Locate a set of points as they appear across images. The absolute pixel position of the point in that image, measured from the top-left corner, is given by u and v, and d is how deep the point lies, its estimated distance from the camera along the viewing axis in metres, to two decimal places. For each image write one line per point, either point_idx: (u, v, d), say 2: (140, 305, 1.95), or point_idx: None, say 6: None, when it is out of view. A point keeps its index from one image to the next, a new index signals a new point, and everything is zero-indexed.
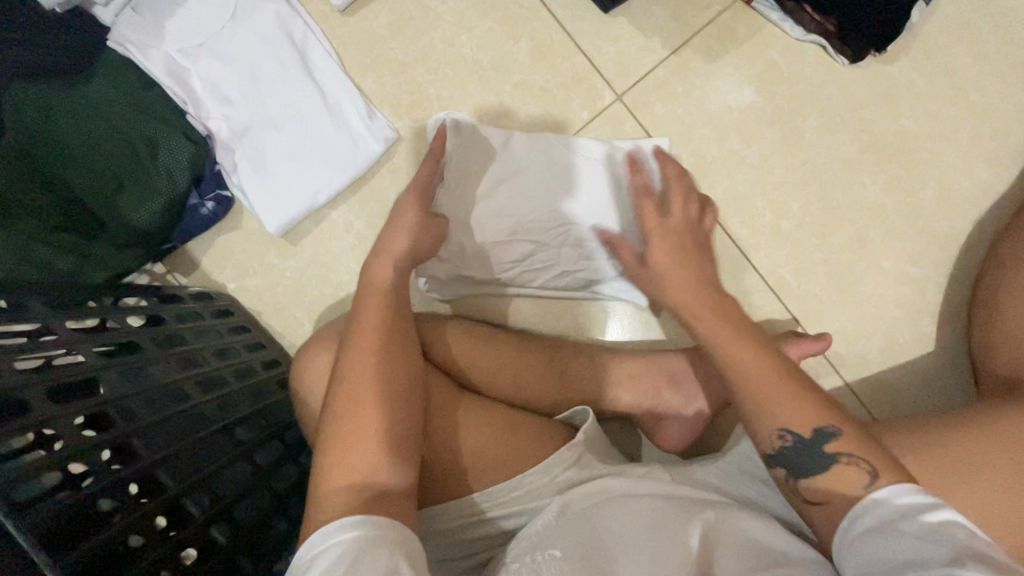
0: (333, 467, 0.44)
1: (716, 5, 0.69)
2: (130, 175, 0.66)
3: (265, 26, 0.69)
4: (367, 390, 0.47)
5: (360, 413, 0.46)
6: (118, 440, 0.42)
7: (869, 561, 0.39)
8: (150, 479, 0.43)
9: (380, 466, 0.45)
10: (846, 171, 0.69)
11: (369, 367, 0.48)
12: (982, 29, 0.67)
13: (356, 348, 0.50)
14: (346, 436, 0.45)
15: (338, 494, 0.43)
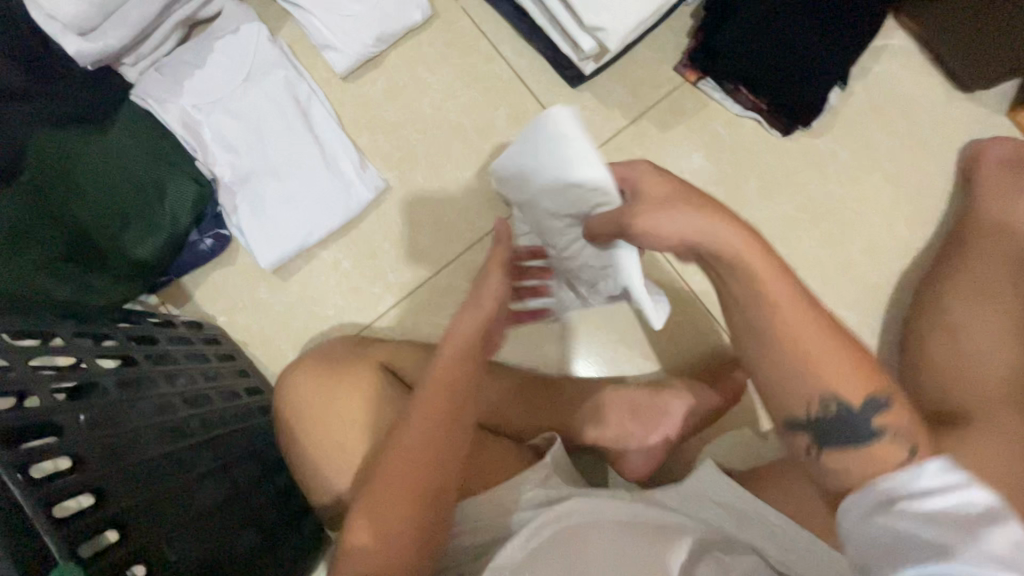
0: (359, 526, 0.48)
1: (668, 85, 0.80)
2: (136, 211, 0.72)
3: (274, 88, 0.78)
4: (410, 458, 0.50)
5: (399, 477, 0.49)
6: (115, 438, 0.44)
7: (875, 538, 0.40)
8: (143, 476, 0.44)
9: (400, 534, 0.48)
10: (784, 227, 0.78)
11: (421, 438, 0.50)
12: (890, 112, 0.79)
13: (418, 414, 0.52)
14: (375, 499, 0.49)
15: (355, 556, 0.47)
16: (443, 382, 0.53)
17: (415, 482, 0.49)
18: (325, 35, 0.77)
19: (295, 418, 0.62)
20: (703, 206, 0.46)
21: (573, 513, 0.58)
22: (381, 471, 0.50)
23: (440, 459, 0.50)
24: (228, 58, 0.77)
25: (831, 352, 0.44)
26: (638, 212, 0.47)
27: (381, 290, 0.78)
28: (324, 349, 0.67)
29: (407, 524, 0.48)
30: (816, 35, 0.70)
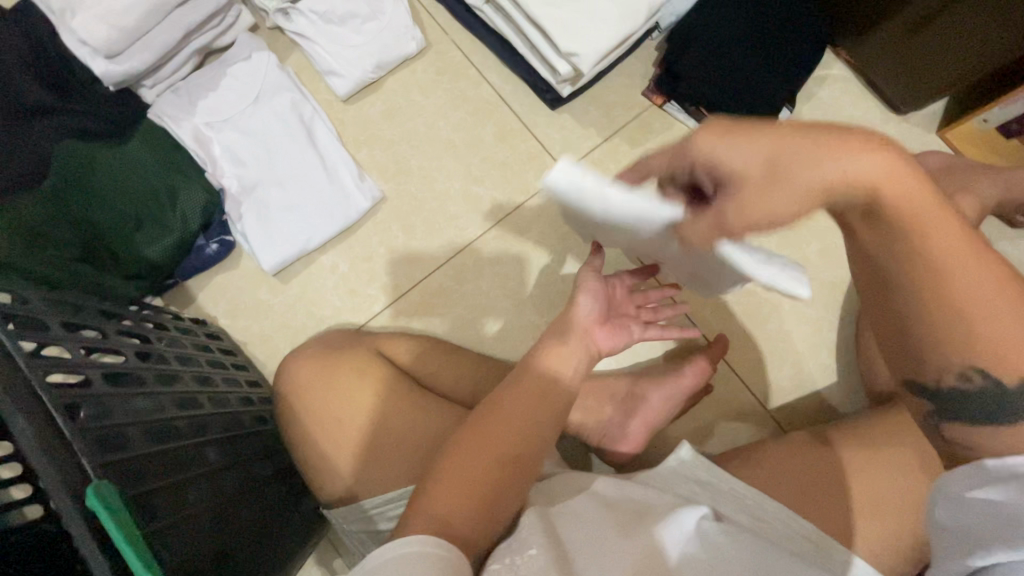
0: (432, 499, 0.54)
1: (638, 107, 0.90)
2: (149, 216, 0.77)
3: (281, 108, 0.85)
4: (485, 451, 0.58)
5: (474, 467, 0.57)
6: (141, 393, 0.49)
7: (972, 515, 0.40)
8: (166, 428, 0.50)
9: (469, 513, 0.54)
10: (746, 231, 0.86)
11: (497, 438, 0.59)
12: None
13: (494, 417, 0.61)
14: (455, 481, 0.56)
15: (427, 516, 0.53)
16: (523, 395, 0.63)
17: (489, 475, 0.57)
18: (329, 62, 0.86)
19: (295, 397, 0.65)
20: (837, 138, 0.39)
21: (573, 503, 0.61)
22: (456, 461, 0.57)
23: (507, 458, 0.58)
24: (239, 82, 0.85)
25: (1000, 307, 0.38)
26: (745, 199, 0.40)
27: (377, 291, 0.83)
28: (324, 339, 0.72)
29: (475, 510, 0.55)
30: (764, 63, 0.80)
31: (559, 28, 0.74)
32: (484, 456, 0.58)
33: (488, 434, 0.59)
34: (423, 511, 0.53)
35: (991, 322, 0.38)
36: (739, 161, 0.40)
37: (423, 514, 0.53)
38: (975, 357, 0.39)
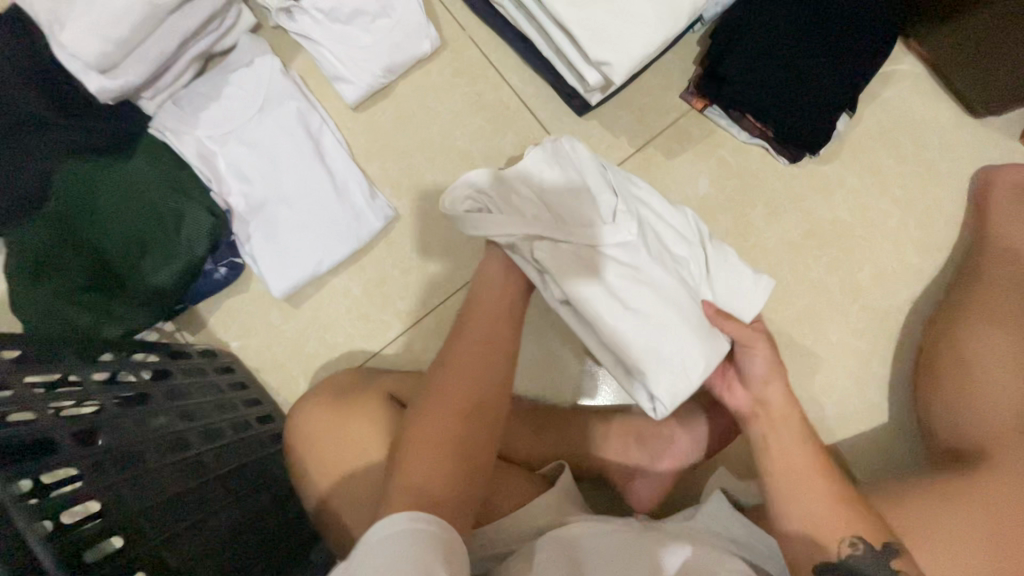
0: (403, 469, 0.51)
1: (674, 112, 0.81)
2: (154, 242, 0.74)
3: (286, 119, 0.79)
4: (443, 412, 0.54)
5: (433, 429, 0.53)
6: (131, 479, 0.47)
7: None
8: (153, 521, 0.46)
9: (440, 476, 0.51)
10: (792, 253, 0.78)
11: (453, 393, 0.56)
12: (897, 137, 0.79)
13: (440, 376, 0.57)
14: (421, 449, 0.53)
15: (400, 493, 0.50)
16: (475, 344, 0.59)
17: (455, 432, 0.54)
18: (337, 67, 0.79)
19: (306, 444, 0.63)
20: (932, 502, 0.59)
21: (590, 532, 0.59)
22: (416, 428, 0.54)
23: (470, 408, 0.55)
24: (243, 91, 0.79)
25: (970, 557, 0.55)
26: (932, 522, 0.57)
27: (391, 316, 0.79)
28: (335, 380, 0.69)
29: (449, 472, 0.52)
30: (823, 67, 0.70)
31: (588, 32, 0.65)
32: (442, 410, 0.55)
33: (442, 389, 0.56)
34: (396, 487, 0.50)
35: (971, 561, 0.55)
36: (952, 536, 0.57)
37: (398, 490, 0.50)
38: (945, 549, 0.56)
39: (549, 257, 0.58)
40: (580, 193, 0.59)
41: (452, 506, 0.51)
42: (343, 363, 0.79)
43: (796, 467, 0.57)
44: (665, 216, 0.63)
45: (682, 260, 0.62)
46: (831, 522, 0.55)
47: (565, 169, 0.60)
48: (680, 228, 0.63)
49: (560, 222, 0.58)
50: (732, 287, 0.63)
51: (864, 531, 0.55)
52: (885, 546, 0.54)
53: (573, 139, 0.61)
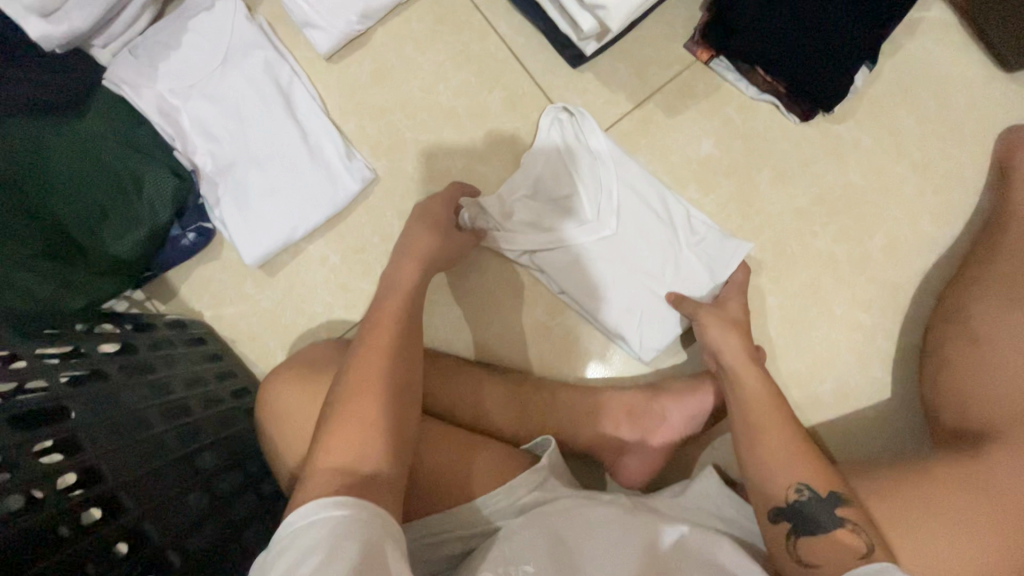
0: (328, 452, 0.48)
1: (677, 65, 0.74)
2: (115, 205, 0.69)
3: (254, 70, 0.73)
4: (368, 390, 0.52)
5: (361, 407, 0.51)
6: (96, 459, 0.45)
7: None
8: (112, 501, 0.44)
9: (370, 457, 0.48)
10: (798, 221, 0.73)
11: (374, 370, 0.53)
12: (920, 94, 0.72)
13: (364, 353, 0.55)
14: (347, 429, 0.49)
15: (325, 476, 0.47)
16: (395, 325, 0.58)
17: (384, 410, 0.51)
18: (306, 11, 0.71)
19: (276, 420, 0.60)
20: (936, 478, 0.56)
21: (579, 507, 0.57)
22: (343, 406, 0.51)
23: (397, 383, 0.54)
24: (205, 39, 0.72)
25: (981, 534, 0.52)
26: (938, 498, 0.54)
27: (370, 286, 0.75)
28: (308, 352, 0.65)
29: (380, 452, 0.49)
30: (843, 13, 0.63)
31: None
32: (369, 390, 0.52)
33: (361, 370, 0.53)
34: (318, 472, 0.47)
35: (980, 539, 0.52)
36: (960, 510, 0.53)
37: (320, 477, 0.46)
38: (952, 525, 0.52)
39: (544, 254, 0.71)
40: (568, 178, 0.71)
41: (383, 486, 0.48)
42: (322, 335, 0.75)
43: (761, 401, 0.59)
44: (646, 181, 0.71)
45: (662, 224, 0.71)
46: (783, 465, 0.55)
47: (551, 176, 0.71)
48: (660, 192, 0.71)
49: (554, 210, 0.71)
50: (711, 242, 0.70)
51: (813, 479, 0.53)
52: (830, 493, 0.53)
53: (558, 129, 0.72)
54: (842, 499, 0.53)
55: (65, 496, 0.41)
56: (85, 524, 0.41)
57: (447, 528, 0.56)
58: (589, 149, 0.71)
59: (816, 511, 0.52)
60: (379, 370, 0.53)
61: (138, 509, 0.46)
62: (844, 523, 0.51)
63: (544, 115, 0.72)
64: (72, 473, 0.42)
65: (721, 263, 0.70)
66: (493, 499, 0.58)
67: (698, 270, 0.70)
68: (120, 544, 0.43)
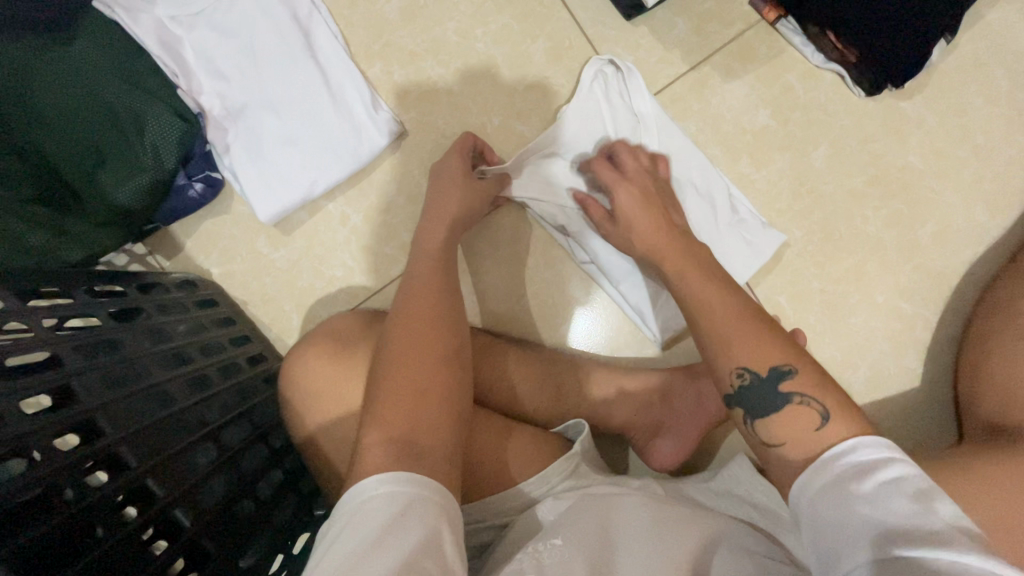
0: (376, 427, 0.45)
1: (739, 24, 0.68)
2: (112, 148, 0.62)
3: (268, 0, 0.64)
4: (416, 353, 0.49)
5: (407, 376, 0.48)
6: (121, 441, 0.42)
7: None
8: (140, 489, 0.41)
9: (426, 426, 0.46)
10: (851, 202, 0.69)
11: (422, 338, 0.50)
12: (993, 72, 0.67)
13: (404, 319, 0.52)
14: (396, 393, 0.47)
15: (376, 449, 0.43)
16: (442, 295, 0.55)
17: (436, 377, 0.48)
18: None
19: (302, 397, 0.56)
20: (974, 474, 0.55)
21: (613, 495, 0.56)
22: (389, 374, 0.48)
23: (444, 351, 0.51)
24: None
25: None
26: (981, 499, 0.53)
27: (394, 250, 0.70)
28: (334, 325, 0.61)
29: (432, 422, 0.46)
30: None
31: None
32: (410, 358, 0.49)
33: (400, 338, 0.50)
34: (368, 448, 0.44)
35: None
36: None
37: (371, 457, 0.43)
38: None
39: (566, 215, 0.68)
40: (604, 140, 0.66)
41: (438, 462, 0.45)
42: (341, 300, 0.70)
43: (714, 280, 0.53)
44: (691, 152, 0.67)
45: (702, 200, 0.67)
46: (736, 342, 0.46)
47: (590, 131, 0.66)
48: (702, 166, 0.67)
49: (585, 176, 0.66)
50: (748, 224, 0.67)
51: (759, 358, 0.45)
52: (772, 369, 0.44)
53: (601, 84, 0.66)
54: (791, 371, 0.44)
55: (92, 488, 0.38)
56: (113, 518, 0.38)
57: (482, 515, 0.55)
58: (633, 111, 0.66)
59: (767, 396, 0.44)
60: (420, 336, 0.50)
61: (168, 496, 0.43)
62: (790, 399, 0.43)
63: (588, 66, 0.66)
64: (94, 460, 0.39)
65: (755, 250, 0.67)
66: (529, 487, 0.56)
67: (732, 252, 0.67)
68: (151, 535, 0.40)
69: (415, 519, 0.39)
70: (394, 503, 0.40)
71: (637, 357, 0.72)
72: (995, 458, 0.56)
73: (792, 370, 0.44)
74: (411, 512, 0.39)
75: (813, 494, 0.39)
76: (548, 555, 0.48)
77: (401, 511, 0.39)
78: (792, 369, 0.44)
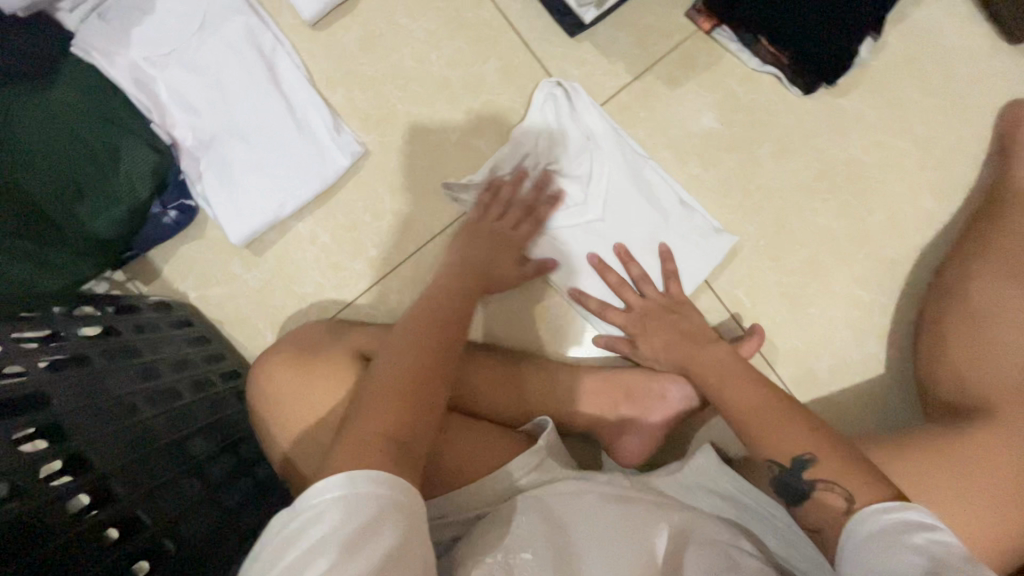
0: (364, 419, 0.46)
1: (678, 35, 0.72)
2: (89, 181, 0.66)
3: (234, 38, 0.69)
4: (406, 359, 0.51)
5: (394, 380, 0.49)
6: (82, 444, 0.43)
7: None
8: (102, 488, 0.42)
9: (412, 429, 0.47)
10: (799, 197, 0.72)
11: (416, 348, 0.52)
12: (924, 66, 0.71)
13: (407, 332, 0.54)
14: (385, 394, 0.48)
15: (353, 444, 0.44)
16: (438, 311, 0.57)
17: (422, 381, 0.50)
18: None
19: (268, 404, 0.58)
20: (928, 452, 0.56)
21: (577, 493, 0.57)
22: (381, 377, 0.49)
23: (436, 362, 0.52)
24: (181, 3, 0.68)
25: (977, 512, 0.53)
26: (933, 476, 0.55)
27: (362, 265, 0.73)
28: (299, 336, 0.63)
29: (419, 425, 0.48)
30: None
31: None
32: (405, 364, 0.50)
33: (400, 346, 0.52)
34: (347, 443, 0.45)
35: (977, 520, 0.53)
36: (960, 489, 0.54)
37: (350, 443, 0.44)
38: (946, 504, 0.53)
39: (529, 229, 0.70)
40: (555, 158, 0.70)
41: (417, 459, 0.46)
42: (313, 316, 0.73)
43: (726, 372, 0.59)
44: (644, 165, 0.70)
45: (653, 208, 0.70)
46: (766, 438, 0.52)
47: (544, 149, 0.70)
48: (650, 173, 0.70)
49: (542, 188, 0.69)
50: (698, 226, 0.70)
51: (785, 450, 0.51)
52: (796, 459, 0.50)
53: (552, 106, 0.70)
54: (810, 459, 0.50)
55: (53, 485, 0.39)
56: (63, 513, 0.38)
57: (444, 512, 0.56)
58: (583, 127, 0.70)
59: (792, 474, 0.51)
60: (415, 349, 0.52)
61: (130, 496, 0.44)
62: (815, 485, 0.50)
63: (538, 90, 0.70)
64: (56, 459, 0.40)
65: (707, 251, 0.70)
66: (491, 483, 0.57)
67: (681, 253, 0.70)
68: (108, 531, 0.40)
69: (387, 524, 0.40)
70: (366, 509, 0.40)
71: (602, 357, 0.73)
72: (948, 435, 0.57)
73: (812, 458, 0.50)
74: (366, 513, 0.40)
75: (863, 538, 0.45)
76: (517, 569, 0.49)
77: (373, 516, 0.40)
78: (812, 457, 0.50)
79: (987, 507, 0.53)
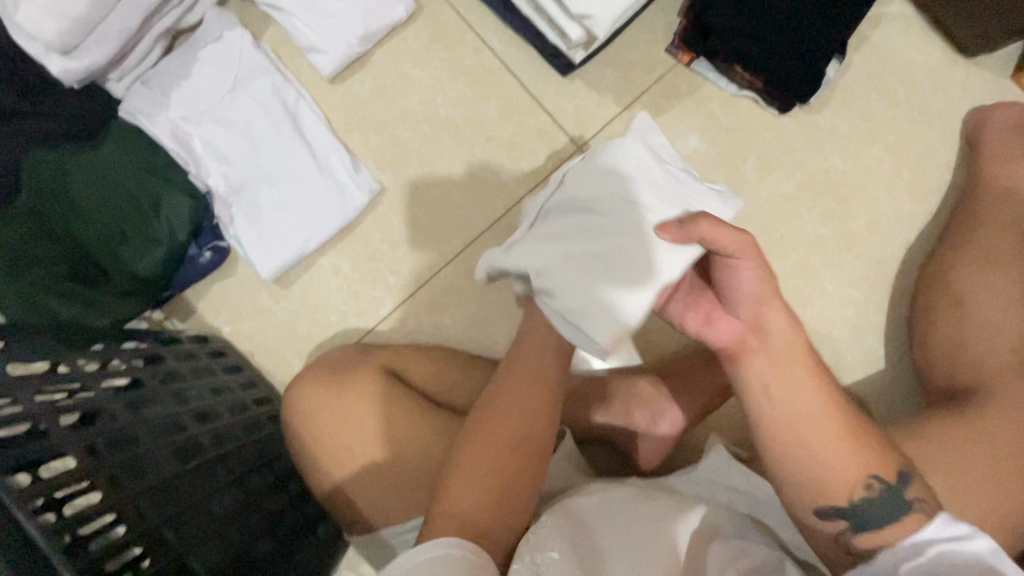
0: (454, 500, 0.50)
1: (659, 68, 0.79)
2: (134, 228, 0.72)
3: (261, 95, 0.77)
4: (496, 436, 0.54)
5: (487, 455, 0.53)
6: (122, 460, 0.47)
7: None
8: (132, 510, 0.45)
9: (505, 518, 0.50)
10: (785, 206, 0.77)
11: (510, 426, 0.55)
12: (888, 81, 0.77)
13: (503, 397, 0.57)
14: (473, 469, 0.52)
15: (446, 519, 0.48)
16: (525, 389, 0.57)
17: (508, 472, 0.52)
18: (310, 38, 0.77)
19: (301, 423, 0.62)
20: (932, 435, 0.59)
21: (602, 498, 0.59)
22: (473, 447, 0.54)
23: (526, 439, 0.55)
24: (214, 68, 0.76)
25: (984, 488, 0.55)
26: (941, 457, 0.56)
27: (382, 292, 0.78)
28: (328, 359, 0.67)
29: (507, 513, 0.51)
30: None
31: None
32: (499, 436, 0.54)
33: (493, 411, 0.56)
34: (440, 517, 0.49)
35: (986, 496, 0.54)
36: (964, 467, 0.56)
37: (441, 519, 0.48)
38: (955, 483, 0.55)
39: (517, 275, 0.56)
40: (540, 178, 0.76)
41: (501, 543, 0.50)
42: (337, 342, 0.77)
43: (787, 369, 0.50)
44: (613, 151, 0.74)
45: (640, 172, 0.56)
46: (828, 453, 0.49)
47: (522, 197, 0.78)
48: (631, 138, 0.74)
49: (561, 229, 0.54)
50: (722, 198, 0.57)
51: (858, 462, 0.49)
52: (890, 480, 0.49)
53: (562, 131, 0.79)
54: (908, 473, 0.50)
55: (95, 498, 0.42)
56: (104, 530, 0.41)
57: None
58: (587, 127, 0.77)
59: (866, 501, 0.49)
60: (504, 423, 0.55)
61: (158, 517, 0.46)
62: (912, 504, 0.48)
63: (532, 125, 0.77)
64: (100, 473, 0.44)
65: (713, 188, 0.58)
66: None
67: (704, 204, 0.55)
68: (135, 552, 0.42)
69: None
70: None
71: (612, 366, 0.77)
72: (949, 418, 0.60)
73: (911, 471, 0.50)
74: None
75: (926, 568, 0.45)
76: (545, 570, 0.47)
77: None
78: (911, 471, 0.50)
79: (996, 484, 0.55)
